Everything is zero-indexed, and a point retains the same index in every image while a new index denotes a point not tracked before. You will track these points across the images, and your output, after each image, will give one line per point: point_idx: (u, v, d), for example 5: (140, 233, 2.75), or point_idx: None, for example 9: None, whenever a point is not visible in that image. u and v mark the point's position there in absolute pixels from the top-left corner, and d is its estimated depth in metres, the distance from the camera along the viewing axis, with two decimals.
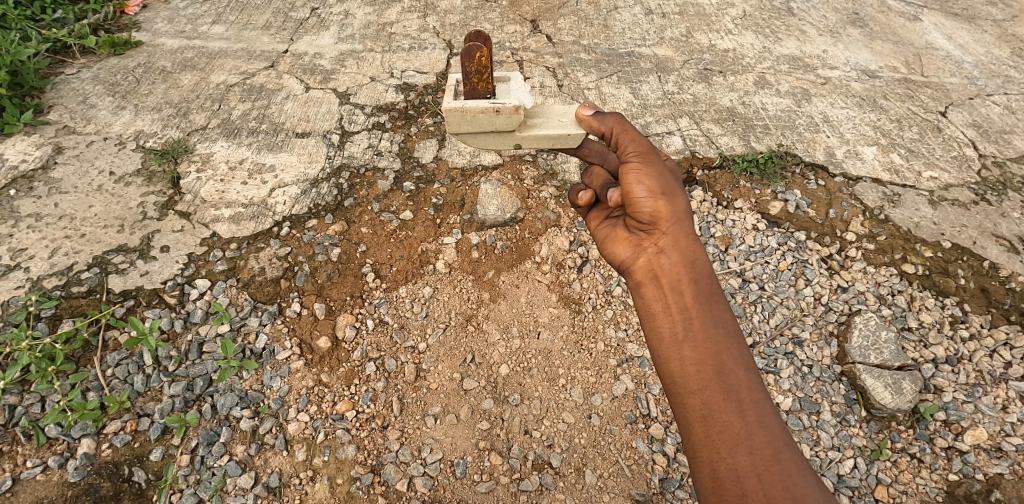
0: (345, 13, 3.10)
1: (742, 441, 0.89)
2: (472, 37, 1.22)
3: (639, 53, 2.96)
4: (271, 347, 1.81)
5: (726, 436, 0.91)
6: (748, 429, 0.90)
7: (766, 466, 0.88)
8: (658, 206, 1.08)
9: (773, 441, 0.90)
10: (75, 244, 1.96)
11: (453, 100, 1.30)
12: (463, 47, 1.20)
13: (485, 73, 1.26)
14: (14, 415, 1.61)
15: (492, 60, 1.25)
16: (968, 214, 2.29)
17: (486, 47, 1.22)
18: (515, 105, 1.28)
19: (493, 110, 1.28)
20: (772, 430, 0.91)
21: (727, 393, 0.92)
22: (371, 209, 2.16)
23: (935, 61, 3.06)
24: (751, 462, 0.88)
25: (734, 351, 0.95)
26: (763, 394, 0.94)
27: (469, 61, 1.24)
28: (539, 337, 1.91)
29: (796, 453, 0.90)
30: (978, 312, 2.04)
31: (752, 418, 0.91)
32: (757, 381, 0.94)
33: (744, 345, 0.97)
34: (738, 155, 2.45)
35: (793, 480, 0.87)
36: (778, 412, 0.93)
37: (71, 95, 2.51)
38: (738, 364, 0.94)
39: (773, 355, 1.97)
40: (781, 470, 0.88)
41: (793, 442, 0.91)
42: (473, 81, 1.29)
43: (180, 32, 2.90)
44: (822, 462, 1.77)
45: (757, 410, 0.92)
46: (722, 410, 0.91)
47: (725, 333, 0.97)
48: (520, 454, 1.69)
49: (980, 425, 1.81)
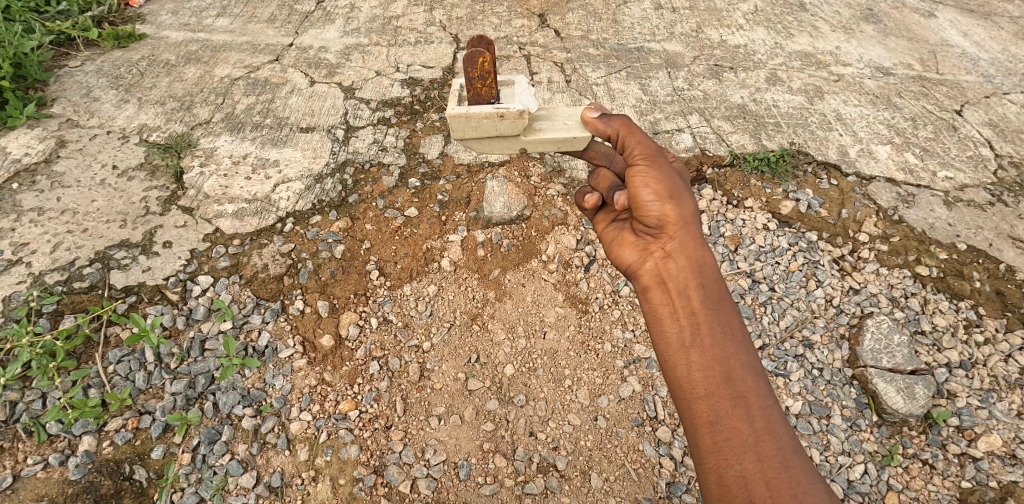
0: (351, 6, 3.07)
1: (750, 447, 0.86)
2: (474, 42, 1.17)
3: (648, 48, 2.92)
4: (274, 345, 1.79)
5: (734, 442, 0.87)
6: (756, 435, 0.86)
7: (775, 474, 0.83)
8: (665, 209, 1.04)
9: (782, 448, 0.86)
10: (77, 239, 1.94)
11: (457, 106, 1.27)
12: (465, 53, 1.16)
13: (489, 77, 1.23)
14: (15, 412, 1.60)
15: (495, 64, 1.21)
16: (984, 215, 2.24)
17: (489, 52, 1.18)
18: (519, 110, 1.24)
19: (498, 116, 1.25)
20: (781, 436, 0.87)
21: (734, 398, 0.88)
22: (375, 206, 2.13)
23: (950, 58, 3.00)
24: (759, 470, 0.84)
25: (742, 356, 0.92)
26: (772, 400, 0.90)
27: (472, 67, 1.20)
28: (545, 337, 1.88)
29: (804, 461, 0.86)
30: (993, 315, 2.00)
31: (760, 424, 0.87)
32: (766, 387, 0.91)
33: (754, 351, 0.93)
34: (749, 154, 2.40)
35: (802, 488, 0.82)
36: (785, 417, 0.89)
37: (74, 88, 2.49)
38: (745, 369, 0.91)
39: (783, 357, 1.93)
40: (790, 477, 0.84)
41: (800, 448, 0.87)
42: (477, 86, 1.25)
43: (185, 25, 2.88)
44: (832, 467, 1.73)
45: (765, 416, 0.88)
46: (729, 417, 0.88)
47: (732, 338, 0.93)
48: (525, 456, 1.66)
49: (994, 432, 1.77)
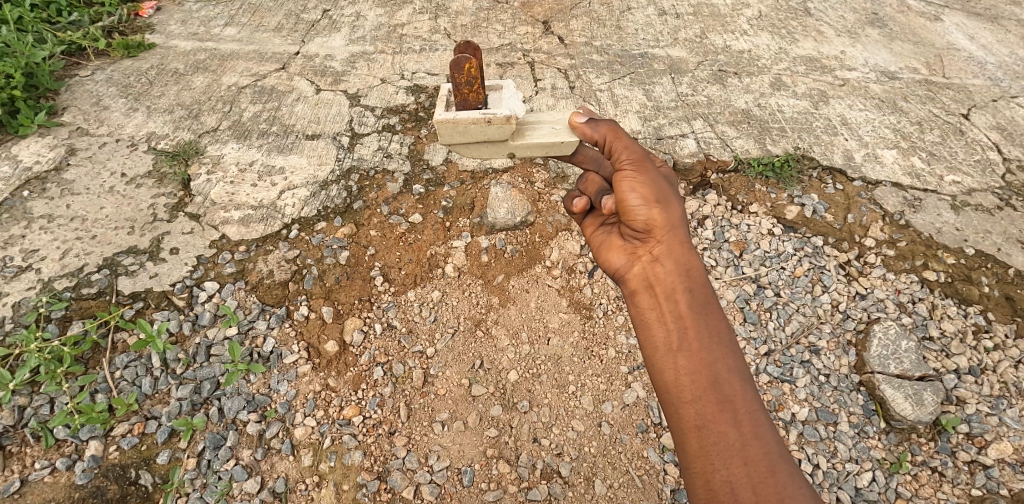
0: (357, 15, 3.10)
1: (737, 452, 0.85)
2: (462, 48, 1.21)
3: (652, 54, 2.92)
4: (279, 351, 1.80)
5: (721, 447, 0.86)
6: (743, 439, 0.86)
7: (762, 478, 0.83)
8: (652, 214, 1.04)
9: (768, 452, 0.86)
10: (86, 245, 1.97)
11: (445, 111, 1.28)
12: (451, 59, 1.19)
13: (476, 83, 1.24)
14: (23, 417, 1.62)
15: (482, 70, 1.23)
16: (992, 220, 2.22)
17: (475, 58, 1.21)
18: (506, 115, 1.24)
19: (484, 121, 1.25)
20: (767, 441, 0.87)
21: (721, 402, 0.88)
22: (380, 212, 2.14)
23: (956, 61, 2.99)
24: (746, 474, 0.84)
25: (729, 360, 0.92)
26: (758, 405, 0.90)
27: (458, 72, 1.22)
28: (549, 343, 1.88)
29: (791, 465, 0.86)
30: (1003, 321, 1.98)
31: (748, 428, 0.87)
32: (752, 391, 0.91)
33: (740, 354, 0.93)
34: (753, 158, 2.40)
35: (789, 493, 0.82)
36: (772, 422, 0.89)
37: (84, 97, 2.53)
38: (732, 374, 0.90)
39: (789, 363, 1.92)
40: (777, 482, 0.83)
41: (787, 452, 0.87)
42: (464, 91, 1.26)
43: (193, 34, 2.92)
44: (839, 474, 1.71)
45: (752, 421, 0.88)
46: (716, 421, 0.87)
47: (719, 342, 0.93)
48: (529, 462, 1.66)
49: (1004, 439, 1.75)
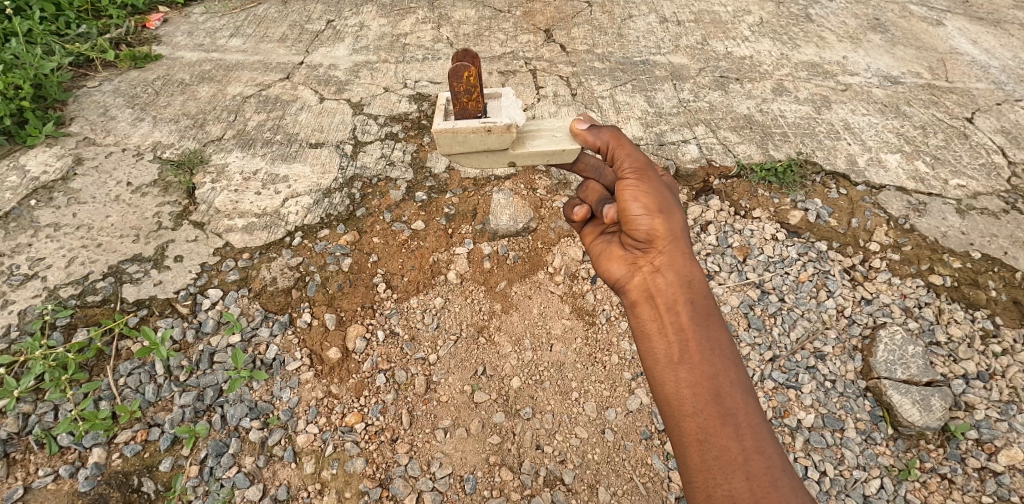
0: (360, 25, 3.13)
1: (739, 466, 0.85)
2: (460, 57, 1.21)
3: (653, 61, 2.94)
4: (282, 357, 1.80)
5: (723, 461, 0.86)
6: (745, 453, 0.85)
7: (764, 493, 0.82)
8: (654, 224, 1.04)
9: (771, 466, 0.85)
10: (92, 253, 1.99)
11: (443, 121, 1.28)
12: (450, 67, 1.19)
13: (475, 92, 1.24)
14: (27, 424, 1.63)
15: (481, 79, 1.23)
16: (998, 223, 2.20)
17: (474, 66, 1.21)
18: (506, 124, 1.25)
19: (484, 130, 1.26)
20: (769, 455, 0.86)
21: (723, 416, 0.88)
22: (382, 219, 2.15)
23: (959, 66, 2.98)
24: (748, 489, 0.83)
25: (731, 373, 0.91)
26: (761, 418, 0.89)
27: (457, 81, 1.22)
28: (551, 350, 1.87)
29: (794, 478, 0.85)
30: (1010, 325, 1.96)
31: (749, 442, 0.86)
32: (755, 405, 0.90)
33: (741, 368, 0.92)
34: (757, 164, 2.40)
35: None
36: (774, 435, 0.88)
37: (92, 107, 2.56)
38: (735, 387, 0.90)
39: (794, 369, 1.90)
40: (779, 497, 0.82)
41: (789, 465, 0.86)
42: (463, 100, 1.26)
43: (200, 45, 2.96)
44: (847, 481, 1.69)
45: (754, 434, 0.87)
46: (718, 434, 0.87)
47: (720, 354, 0.92)
48: (532, 469, 1.65)
49: (1015, 445, 1.72)
